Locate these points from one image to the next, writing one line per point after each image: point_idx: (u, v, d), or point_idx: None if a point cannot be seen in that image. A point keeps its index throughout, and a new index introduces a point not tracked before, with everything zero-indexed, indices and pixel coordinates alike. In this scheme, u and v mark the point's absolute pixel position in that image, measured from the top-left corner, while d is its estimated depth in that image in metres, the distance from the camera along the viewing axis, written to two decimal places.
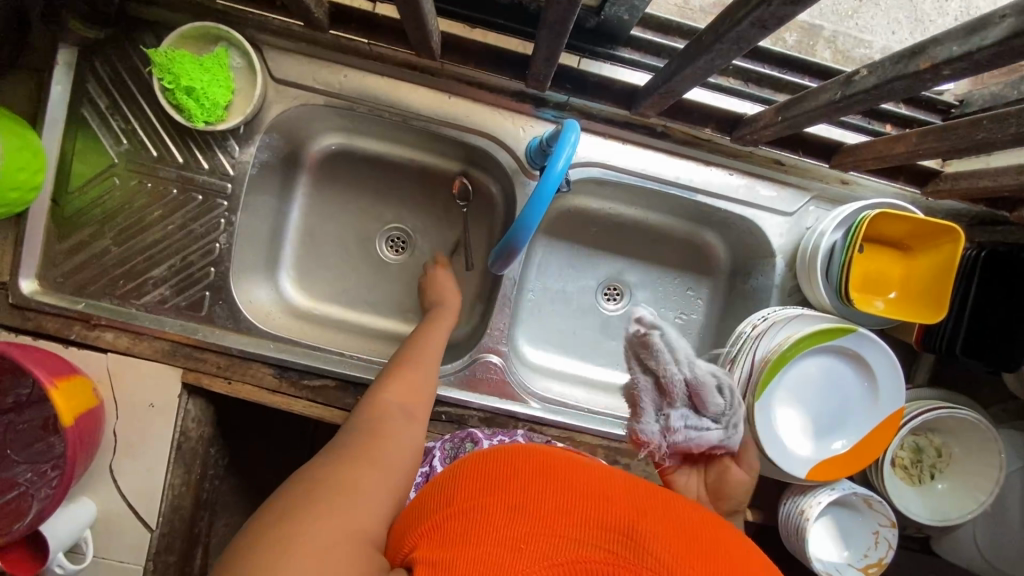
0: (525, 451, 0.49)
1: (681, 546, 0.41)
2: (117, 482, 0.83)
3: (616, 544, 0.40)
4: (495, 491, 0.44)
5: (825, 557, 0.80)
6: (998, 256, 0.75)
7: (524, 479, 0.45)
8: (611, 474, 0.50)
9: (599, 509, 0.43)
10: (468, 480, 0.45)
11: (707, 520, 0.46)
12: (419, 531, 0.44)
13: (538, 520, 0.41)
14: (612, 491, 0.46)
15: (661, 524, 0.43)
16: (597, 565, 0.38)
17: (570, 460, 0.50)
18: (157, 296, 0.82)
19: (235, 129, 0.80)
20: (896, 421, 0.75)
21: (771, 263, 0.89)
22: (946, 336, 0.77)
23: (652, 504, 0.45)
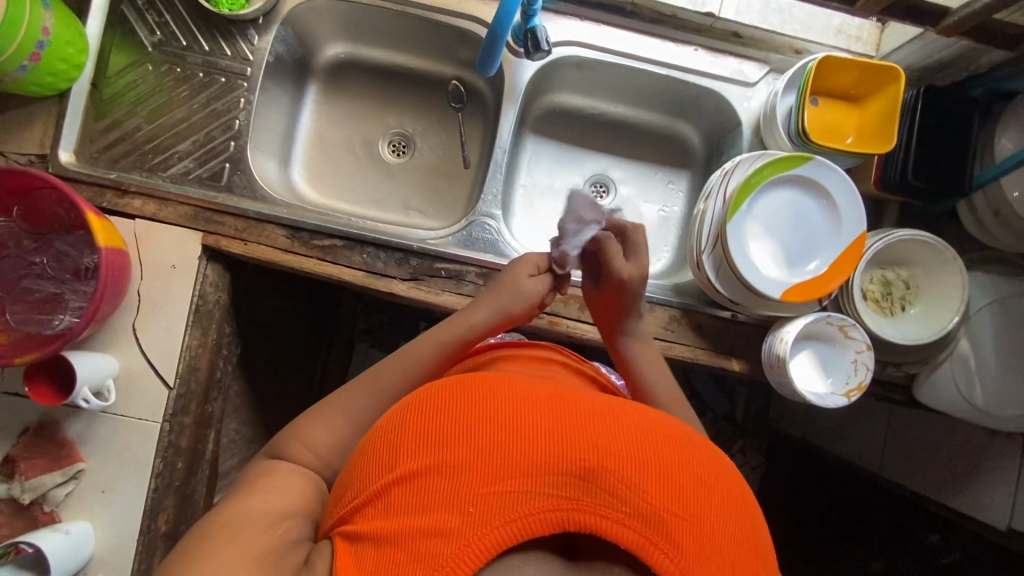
0: (468, 387, 0.54)
1: (626, 475, 0.48)
2: (139, 340, 0.89)
3: (572, 487, 0.47)
4: (440, 449, 0.49)
5: (808, 386, 0.84)
6: (933, 92, 0.83)
7: (469, 430, 0.50)
8: (555, 392, 0.55)
9: (550, 453, 0.49)
10: (411, 440, 0.50)
11: (654, 431, 0.53)
12: (368, 495, 0.50)
13: (489, 471, 0.48)
14: (562, 419, 0.51)
15: (611, 451, 0.49)
16: (547, 514, 0.47)
17: (512, 387, 0.55)
18: (181, 168, 0.91)
19: (255, 18, 0.91)
20: (862, 245, 0.82)
21: (739, 133, 0.96)
22: (897, 169, 0.84)
23: (593, 430, 0.51)
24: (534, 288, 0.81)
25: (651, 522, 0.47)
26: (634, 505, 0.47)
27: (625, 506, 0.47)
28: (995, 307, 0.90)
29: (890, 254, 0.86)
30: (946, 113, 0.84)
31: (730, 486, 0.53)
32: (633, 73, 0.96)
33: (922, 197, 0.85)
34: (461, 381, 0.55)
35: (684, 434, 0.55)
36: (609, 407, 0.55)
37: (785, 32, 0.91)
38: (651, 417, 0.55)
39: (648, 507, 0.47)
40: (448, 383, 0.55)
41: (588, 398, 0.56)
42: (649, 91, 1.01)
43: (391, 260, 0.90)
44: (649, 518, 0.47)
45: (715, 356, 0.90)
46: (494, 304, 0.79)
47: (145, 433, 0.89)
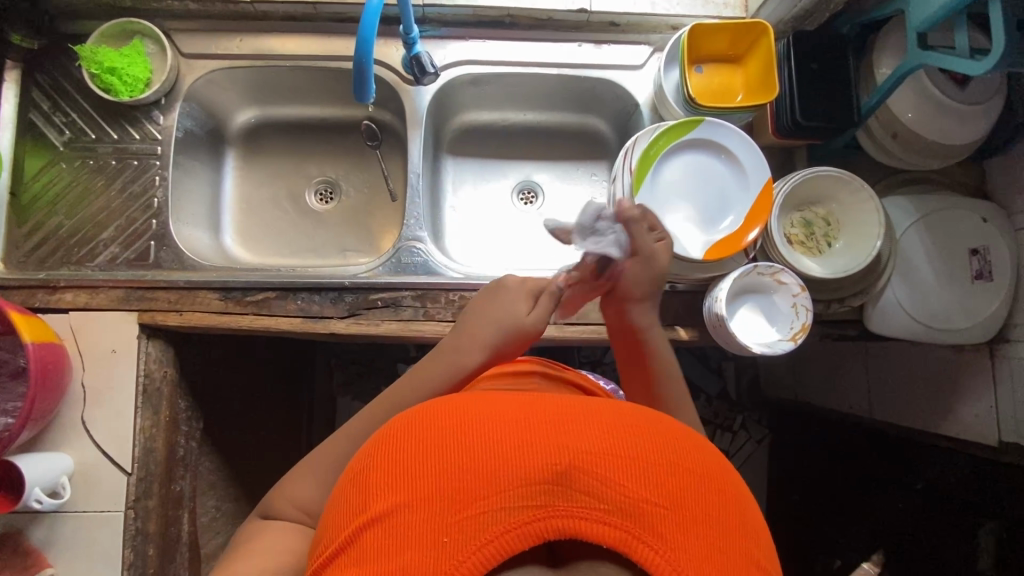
0: (436, 411, 0.51)
1: (602, 469, 0.45)
2: (90, 433, 0.88)
3: (547, 495, 0.44)
4: (411, 478, 0.45)
5: (756, 339, 0.84)
6: (802, 37, 0.87)
7: (439, 454, 0.46)
8: (522, 400, 0.52)
9: (519, 463, 0.45)
10: (381, 475, 0.47)
11: (629, 422, 0.50)
12: (343, 540, 0.46)
13: (461, 495, 0.44)
14: (533, 425, 0.48)
15: (584, 449, 0.46)
16: (526, 528, 0.43)
17: (478, 403, 0.51)
18: (108, 255, 0.92)
19: (157, 99, 0.94)
20: (772, 191, 0.83)
21: (640, 114, 1.00)
22: (787, 112, 0.87)
23: (563, 427, 0.48)
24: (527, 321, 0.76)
25: (635, 518, 0.43)
26: (614, 502, 0.43)
27: (607, 504, 0.43)
28: (920, 224, 0.91)
29: (805, 195, 0.88)
30: (817, 54, 0.87)
31: (717, 459, 0.51)
32: (527, 77, 1.00)
33: (818, 136, 0.88)
34: (432, 406, 0.52)
35: (661, 421, 0.52)
36: (580, 402, 0.52)
37: (657, 12, 0.95)
38: (622, 407, 0.52)
39: (632, 502, 0.43)
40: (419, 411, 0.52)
41: (558, 400, 0.52)
42: (549, 92, 1.05)
43: (326, 300, 0.90)
44: (632, 513, 0.43)
45: (663, 329, 0.91)
46: (483, 345, 0.74)
47: (110, 524, 0.87)
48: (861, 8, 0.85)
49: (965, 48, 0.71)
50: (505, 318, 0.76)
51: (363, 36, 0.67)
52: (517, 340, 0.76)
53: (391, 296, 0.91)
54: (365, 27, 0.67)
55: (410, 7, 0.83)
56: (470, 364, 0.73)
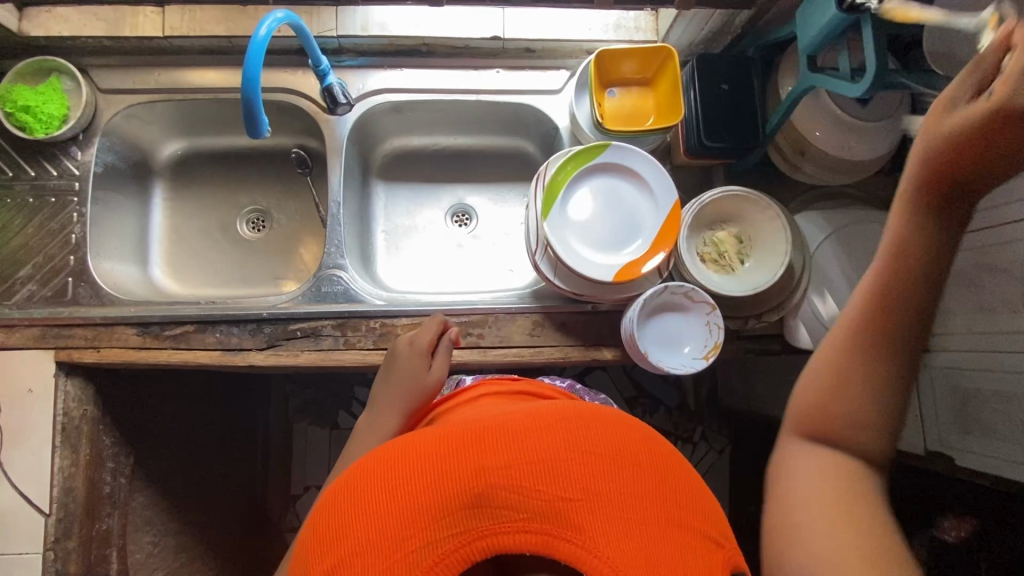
0: (360, 467, 0.52)
1: (521, 481, 0.47)
2: (6, 474, 0.87)
3: (471, 516, 0.46)
4: (345, 537, 0.47)
5: (671, 359, 0.85)
6: (705, 59, 0.88)
7: (366, 506, 0.48)
8: (437, 430, 0.54)
9: (439, 493, 0.47)
10: (319, 541, 0.48)
11: (541, 422, 0.52)
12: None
13: (391, 538, 0.46)
14: (450, 453, 0.50)
15: (498, 466, 0.48)
16: (460, 551, 0.45)
17: (396, 445, 0.53)
18: (25, 293, 0.91)
19: (74, 136, 0.94)
20: (679, 212, 0.85)
21: (560, 137, 1.01)
22: (694, 132, 0.88)
23: (477, 447, 0.50)
24: (426, 386, 0.80)
25: (555, 519, 0.45)
26: (531, 509, 0.46)
27: (524, 512, 0.46)
28: (832, 238, 0.92)
29: (715, 213, 0.89)
30: (723, 75, 0.89)
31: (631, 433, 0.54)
32: (448, 104, 1.01)
33: (727, 154, 0.89)
34: (362, 460, 0.53)
35: (573, 411, 0.54)
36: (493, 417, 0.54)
37: (571, 37, 0.96)
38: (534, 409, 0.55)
39: (547, 503, 0.46)
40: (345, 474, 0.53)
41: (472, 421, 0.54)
42: (474, 116, 1.06)
43: (245, 332, 0.90)
44: (552, 515, 0.46)
45: (584, 350, 0.92)
46: (398, 411, 0.79)
47: (29, 567, 0.86)
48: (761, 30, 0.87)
49: (847, 70, 0.73)
50: (406, 382, 0.80)
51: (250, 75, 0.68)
52: (420, 401, 0.80)
53: (312, 326, 0.91)
54: (251, 67, 0.68)
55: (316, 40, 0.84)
56: (392, 426, 0.78)
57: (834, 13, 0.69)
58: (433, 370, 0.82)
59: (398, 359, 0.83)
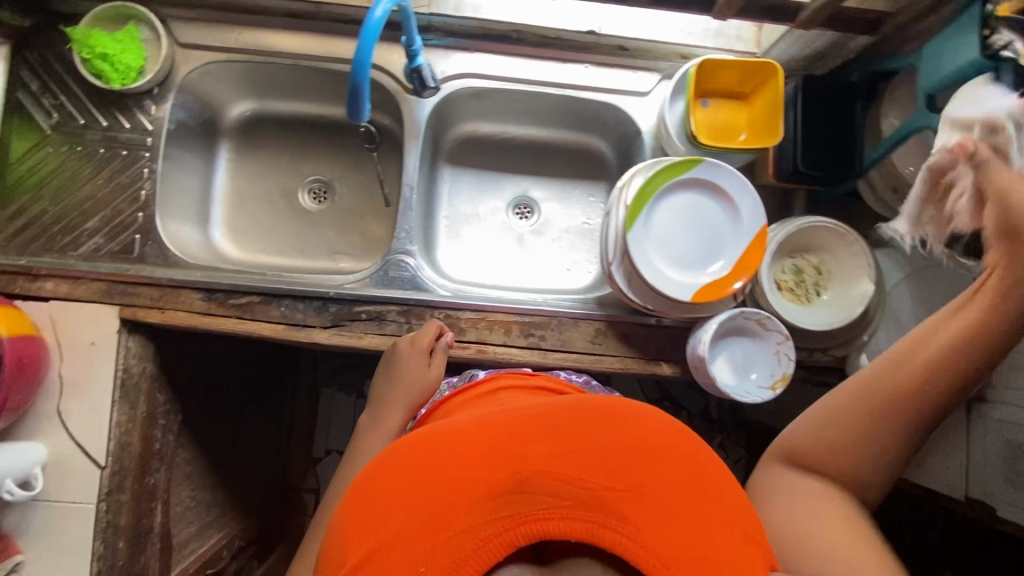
0: (387, 459, 0.48)
1: (567, 468, 0.44)
2: (65, 424, 0.88)
3: (511, 503, 0.42)
4: (373, 529, 0.42)
5: (736, 383, 0.85)
6: (811, 80, 0.85)
7: (394, 493, 0.44)
8: (470, 424, 0.50)
9: (478, 478, 0.43)
10: (348, 529, 0.43)
11: (580, 414, 0.49)
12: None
13: (425, 522, 0.41)
14: (488, 440, 0.47)
15: (540, 451, 0.45)
16: (500, 539, 0.41)
17: (427, 438, 0.49)
18: (92, 246, 0.90)
19: (149, 89, 0.92)
20: (764, 238, 0.83)
21: (642, 141, 0.98)
22: (789, 157, 0.86)
23: (519, 435, 0.47)
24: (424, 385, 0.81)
25: (604, 508, 0.42)
26: (576, 494, 0.43)
27: (569, 499, 0.43)
28: (909, 280, 0.89)
29: (798, 242, 0.87)
30: (829, 99, 0.85)
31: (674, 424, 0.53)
32: (530, 95, 0.98)
33: (819, 183, 0.87)
34: (391, 449, 0.49)
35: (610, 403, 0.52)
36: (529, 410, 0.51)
37: (668, 40, 0.93)
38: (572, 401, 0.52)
39: (593, 492, 0.43)
40: (370, 466, 0.48)
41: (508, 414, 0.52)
42: (552, 109, 1.03)
43: (310, 309, 0.90)
44: (598, 504, 0.42)
45: (644, 364, 0.91)
46: (402, 407, 0.81)
47: (80, 516, 0.87)
48: (873, 57, 0.83)
49: None
50: (405, 381, 0.81)
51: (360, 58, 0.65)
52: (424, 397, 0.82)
53: (377, 309, 0.90)
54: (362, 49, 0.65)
55: (415, 19, 0.81)
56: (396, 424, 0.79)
57: (971, 53, 0.66)
58: (433, 369, 0.83)
59: (398, 359, 0.84)
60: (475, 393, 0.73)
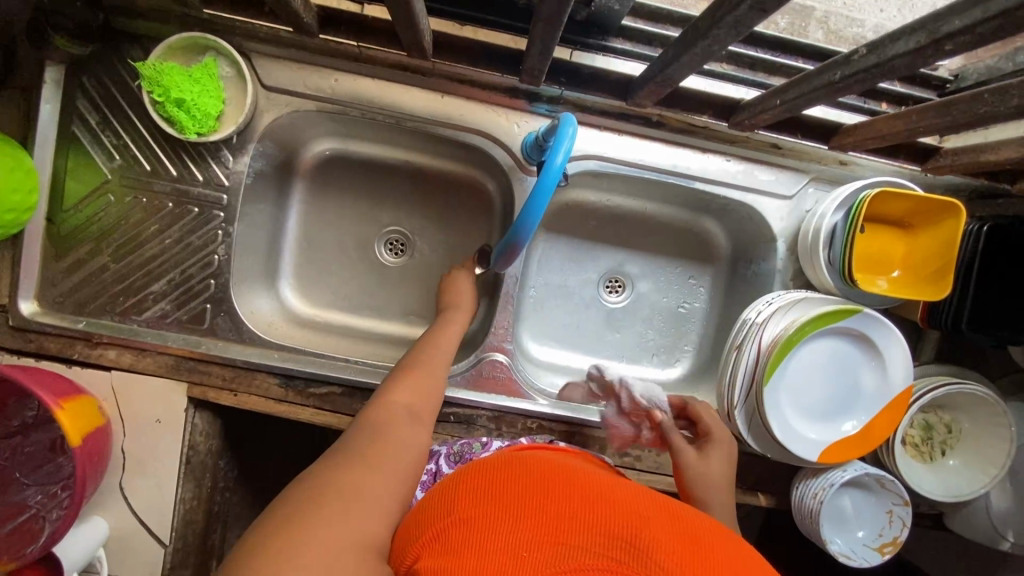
0: (529, 461, 0.52)
1: (681, 548, 0.43)
2: (127, 500, 0.82)
3: (624, 553, 0.42)
4: (499, 505, 0.46)
5: (841, 539, 0.80)
6: (1000, 229, 0.74)
7: (525, 489, 0.47)
8: (608, 482, 0.52)
9: (602, 517, 0.45)
10: (468, 491, 0.48)
11: (710, 525, 0.48)
12: (420, 540, 0.45)
13: (545, 530, 0.43)
14: (609, 497, 0.48)
15: (657, 526, 0.45)
16: (600, 572, 0.40)
17: (571, 471, 0.52)
18: (158, 311, 0.81)
19: (228, 138, 0.79)
20: (906, 399, 0.75)
21: (772, 248, 0.88)
22: (950, 312, 0.76)
23: (647, 506, 0.48)
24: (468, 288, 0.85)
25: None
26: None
27: None
28: None
29: (933, 399, 0.80)
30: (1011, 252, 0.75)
31: None
32: (656, 184, 0.86)
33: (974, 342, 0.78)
34: (517, 458, 0.53)
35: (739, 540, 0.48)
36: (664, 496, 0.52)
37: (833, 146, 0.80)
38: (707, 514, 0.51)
39: None
40: (513, 458, 0.53)
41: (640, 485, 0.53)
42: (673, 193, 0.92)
43: None
44: None
45: (740, 494, 0.86)
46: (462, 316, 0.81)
47: None
48: None
49: None
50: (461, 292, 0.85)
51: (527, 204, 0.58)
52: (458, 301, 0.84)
53: (467, 411, 0.84)
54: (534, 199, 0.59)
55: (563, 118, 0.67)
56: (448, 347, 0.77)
57: None
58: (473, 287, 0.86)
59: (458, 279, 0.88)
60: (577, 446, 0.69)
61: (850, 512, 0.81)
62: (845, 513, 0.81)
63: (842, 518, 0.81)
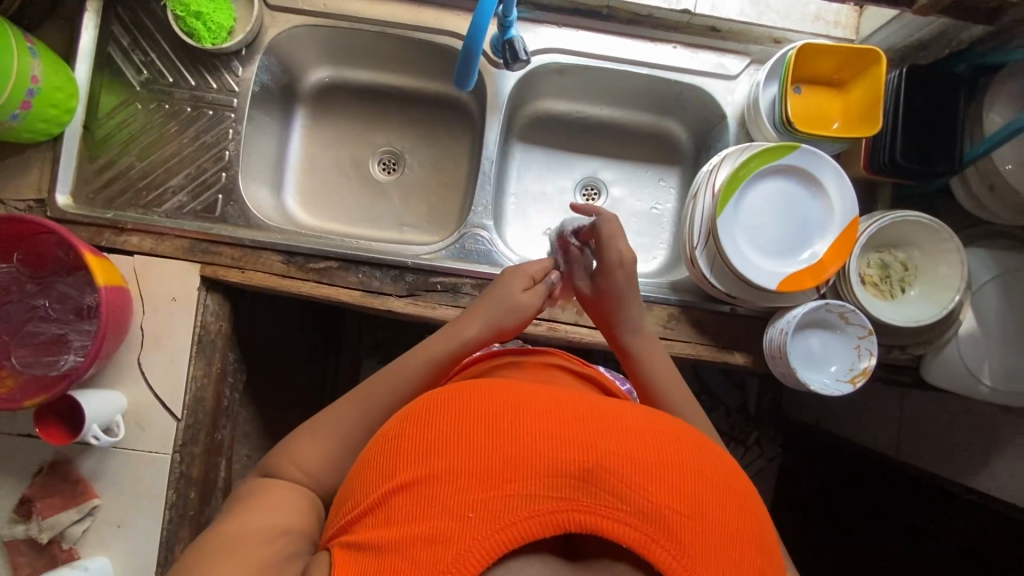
0: (468, 398, 0.53)
1: (628, 467, 0.47)
2: (144, 375, 0.89)
3: (572, 488, 0.46)
4: (442, 459, 0.48)
5: (814, 374, 0.84)
6: (917, 70, 0.83)
7: (468, 438, 0.49)
8: (547, 399, 0.53)
9: (548, 456, 0.47)
10: (408, 451, 0.49)
11: (653, 430, 0.52)
12: (367, 505, 0.48)
13: (493, 479, 0.46)
14: (552, 423, 0.50)
15: (603, 451, 0.48)
16: (548, 516, 0.45)
17: (510, 396, 0.53)
18: (175, 203, 0.92)
19: (238, 50, 0.93)
20: (856, 230, 0.81)
21: (725, 127, 0.96)
22: (886, 148, 0.84)
23: (590, 425, 0.50)
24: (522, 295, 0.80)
25: (648, 519, 0.45)
26: (623, 502, 0.45)
27: (625, 505, 0.45)
28: (998, 282, 0.87)
29: (885, 237, 0.86)
30: (931, 91, 0.83)
31: (730, 462, 0.54)
32: (615, 74, 0.97)
33: (912, 177, 0.85)
34: (455, 394, 0.53)
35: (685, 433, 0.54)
36: (605, 404, 0.55)
37: (763, 23, 0.91)
38: (650, 415, 0.54)
39: (648, 504, 0.45)
40: (453, 395, 0.53)
41: (585, 401, 0.54)
42: (632, 90, 1.01)
43: (386, 278, 0.90)
44: (652, 517, 0.45)
45: (716, 351, 0.90)
46: (481, 324, 0.77)
47: (156, 465, 0.89)
48: (984, 50, 0.81)
49: None
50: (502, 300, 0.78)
51: (477, 20, 0.68)
52: (517, 320, 0.79)
53: (453, 279, 0.91)
54: (479, 13, 0.67)
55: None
56: (466, 337, 0.76)
57: None
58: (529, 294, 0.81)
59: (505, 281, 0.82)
60: (536, 360, 0.77)
61: (819, 349, 0.84)
62: (813, 350, 0.84)
63: (812, 355, 0.84)
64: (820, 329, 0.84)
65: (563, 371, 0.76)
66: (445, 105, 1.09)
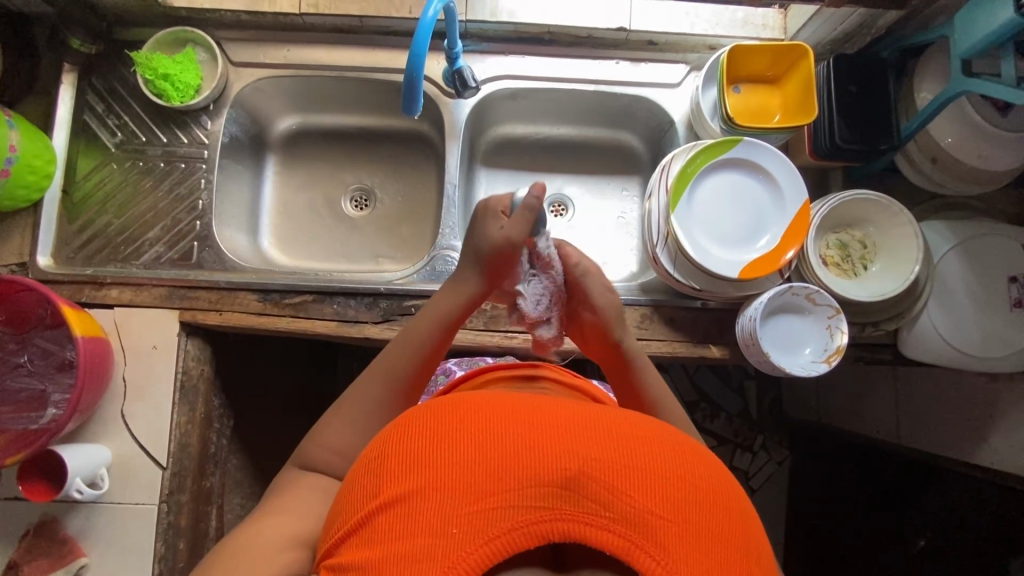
0: (451, 405, 0.47)
1: (616, 471, 0.42)
2: (128, 426, 0.90)
3: (554, 497, 0.41)
4: (420, 472, 0.42)
5: (789, 358, 0.84)
6: (844, 58, 0.87)
7: (448, 445, 0.43)
8: (531, 403, 0.48)
9: (528, 463, 0.42)
10: (391, 464, 0.44)
11: (637, 428, 0.46)
12: (353, 523, 0.43)
13: (472, 491, 0.41)
14: (541, 426, 0.44)
15: (593, 454, 0.42)
16: (531, 528, 0.40)
17: (492, 401, 0.48)
18: (154, 254, 0.96)
19: (206, 105, 0.98)
20: (808, 214, 0.84)
21: (675, 132, 1.01)
22: (826, 133, 0.87)
23: (576, 424, 0.45)
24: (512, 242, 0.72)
25: (638, 527, 0.40)
26: (618, 510, 0.40)
27: (612, 512, 0.40)
28: (959, 250, 0.87)
29: (840, 217, 0.88)
30: (859, 77, 0.88)
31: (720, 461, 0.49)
32: (563, 93, 1.02)
33: (856, 158, 0.88)
34: (439, 403, 0.48)
35: (672, 433, 0.48)
36: (592, 406, 0.49)
37: (696, 32, 0.97)
38: (633, 416, 0.49)
39: (637, 511, 0.40)
40: (437, 404, 0.48)
41: (571, 403, 0.49)
42: (584, 107, 1.06)
43: (361, 305, 0.92)
44: (642, 526, 0.40)
45: (693, 346, 0.89)
46: (472, 275, 0.73)
47: (143, 517, 0.88)
48: (902, 34, 0.86)
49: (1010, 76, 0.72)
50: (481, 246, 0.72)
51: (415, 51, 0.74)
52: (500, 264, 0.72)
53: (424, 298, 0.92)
54: (417, 44, 0.73)
55: (457, 23, 0.85)
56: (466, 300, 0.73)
57: (1007, 14, 0.67)
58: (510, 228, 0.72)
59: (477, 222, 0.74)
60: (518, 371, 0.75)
61: (790, 332, 0.85)
62: (784, 334, 0.85)
63: (786, 338, 0.85)
64: (790, 312, 0.85)
65: (550, 380, 0.75)
66: (408, 138, 1.14)
